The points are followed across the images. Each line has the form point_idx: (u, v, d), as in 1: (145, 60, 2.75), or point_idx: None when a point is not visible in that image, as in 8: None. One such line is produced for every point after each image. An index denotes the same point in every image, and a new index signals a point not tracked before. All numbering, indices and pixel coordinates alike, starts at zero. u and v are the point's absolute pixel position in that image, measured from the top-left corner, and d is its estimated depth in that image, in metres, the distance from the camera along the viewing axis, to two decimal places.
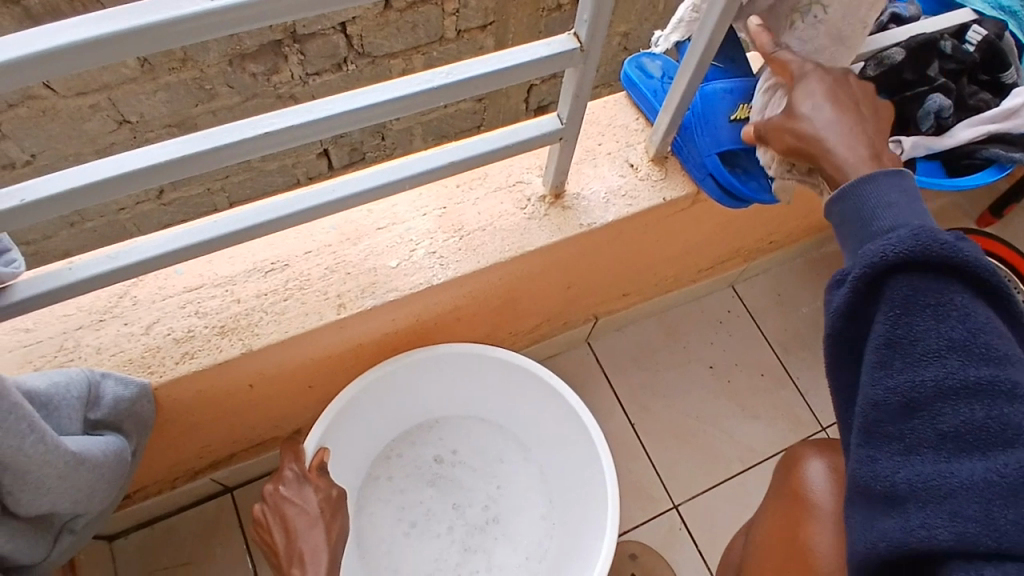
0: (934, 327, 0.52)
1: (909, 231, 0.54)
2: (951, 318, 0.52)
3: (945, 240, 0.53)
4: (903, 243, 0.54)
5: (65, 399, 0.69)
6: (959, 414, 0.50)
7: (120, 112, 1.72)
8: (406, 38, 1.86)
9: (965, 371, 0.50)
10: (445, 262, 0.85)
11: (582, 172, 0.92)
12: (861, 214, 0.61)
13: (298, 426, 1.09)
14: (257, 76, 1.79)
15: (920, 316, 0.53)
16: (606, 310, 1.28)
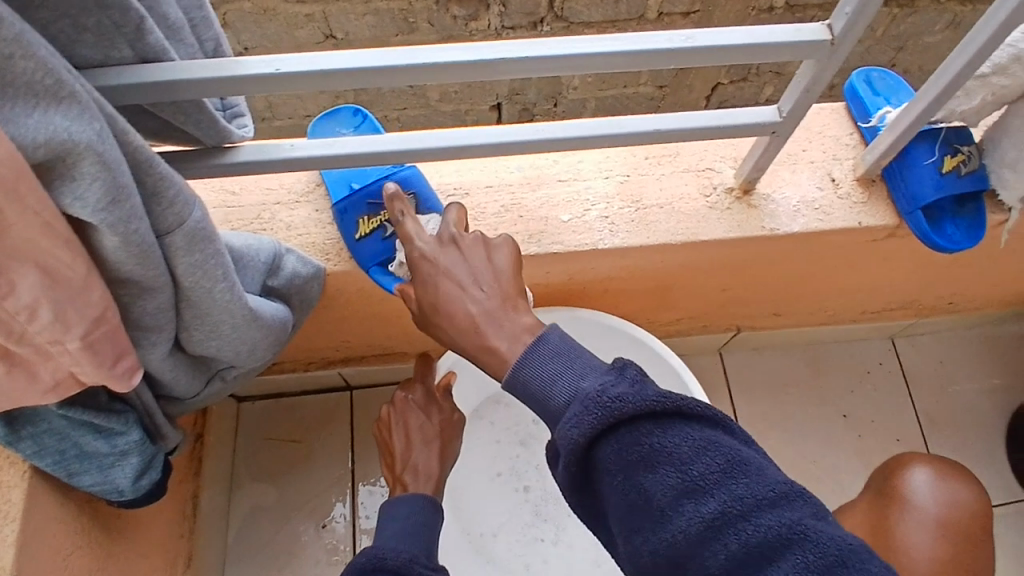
0: (699, 510, 0.48)
1: (610, 434, 0.50)
2: (676, 470, 0.49)
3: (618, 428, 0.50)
4: (623, 462, 0.49)
5: (254, 260, 0.77)
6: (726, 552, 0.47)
7: (328, 27, 1.85)
8: (606, 10, 1.84)
9: (745, 527, 0.47)
10: (615, 229, 0.84)
11: (779, 174, 0.87)
12: (647, 466, 0.49)
13: (429, 348, 1.14)
14: (457, 19, 1.85)
15: (644, 482, 0.49)
16: (751, 325, 1.22)
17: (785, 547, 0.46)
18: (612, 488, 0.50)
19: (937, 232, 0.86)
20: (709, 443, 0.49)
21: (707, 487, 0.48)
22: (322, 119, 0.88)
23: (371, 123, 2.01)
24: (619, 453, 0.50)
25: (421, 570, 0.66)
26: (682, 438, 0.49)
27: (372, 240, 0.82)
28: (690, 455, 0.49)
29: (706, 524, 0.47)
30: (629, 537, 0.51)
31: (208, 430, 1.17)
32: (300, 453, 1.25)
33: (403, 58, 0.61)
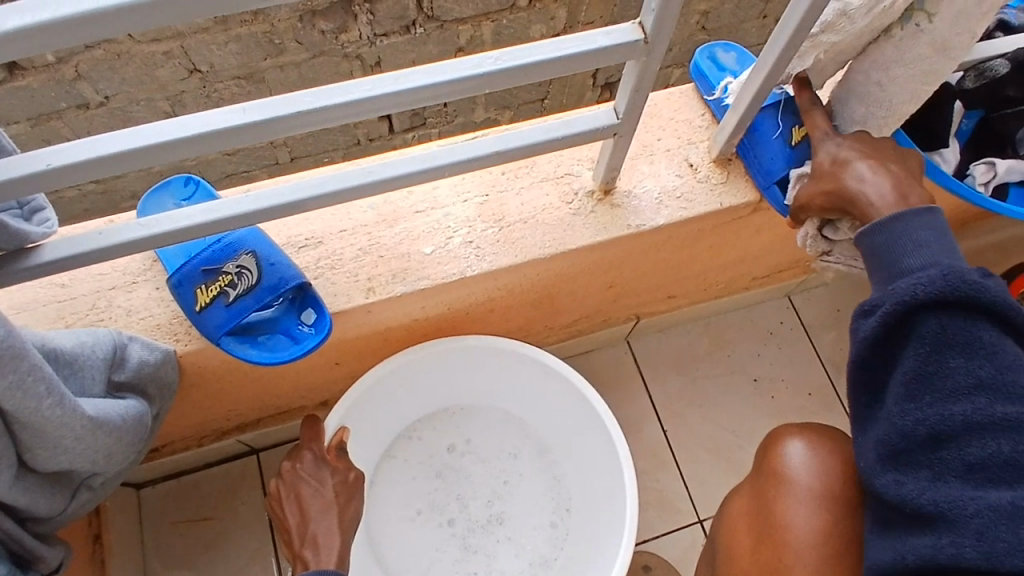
0: (966, 364, 0.57)
1: (930, 275, 0.58)
2: (991, 363, 0.56)
3: (977, 283, 0.57)
4: (936, 283, 0.58)
5: (92, 359, 0.70)
6: (990, 450, 0.54)
7: (191, 61, 1.73)
8: (477, 4, 1.80)
9: (993, 410, 0.55)
10: (481, 253, 0.81)
11: (636, 168, 0.86)
12: (888, 252, 0.66)
13: (326, 398, 1.08)
14: (326, 34, 1.76)
15: (953, 358, 0.57)
16: (650, 311, 1.23)
17: (1002, 433, 0.54)
18: (920, 341, 0.58)
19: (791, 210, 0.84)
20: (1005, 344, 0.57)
21: (966, 365, 0.57)
22: (150, 194, 0.80)
23: (259, 154, 1.93)
24: (944, 306, 0.58)
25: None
26: (999, 344, 0.57)
27: (213, 309, 0.71)
28: (994, 295, 0.57)
29: (964, 421, 0.56)
30: (879, 311, 0.60)
31: (104, 530, 1.08)
32: (212, 531, 1.17)
33: (188, 127, 0.56)
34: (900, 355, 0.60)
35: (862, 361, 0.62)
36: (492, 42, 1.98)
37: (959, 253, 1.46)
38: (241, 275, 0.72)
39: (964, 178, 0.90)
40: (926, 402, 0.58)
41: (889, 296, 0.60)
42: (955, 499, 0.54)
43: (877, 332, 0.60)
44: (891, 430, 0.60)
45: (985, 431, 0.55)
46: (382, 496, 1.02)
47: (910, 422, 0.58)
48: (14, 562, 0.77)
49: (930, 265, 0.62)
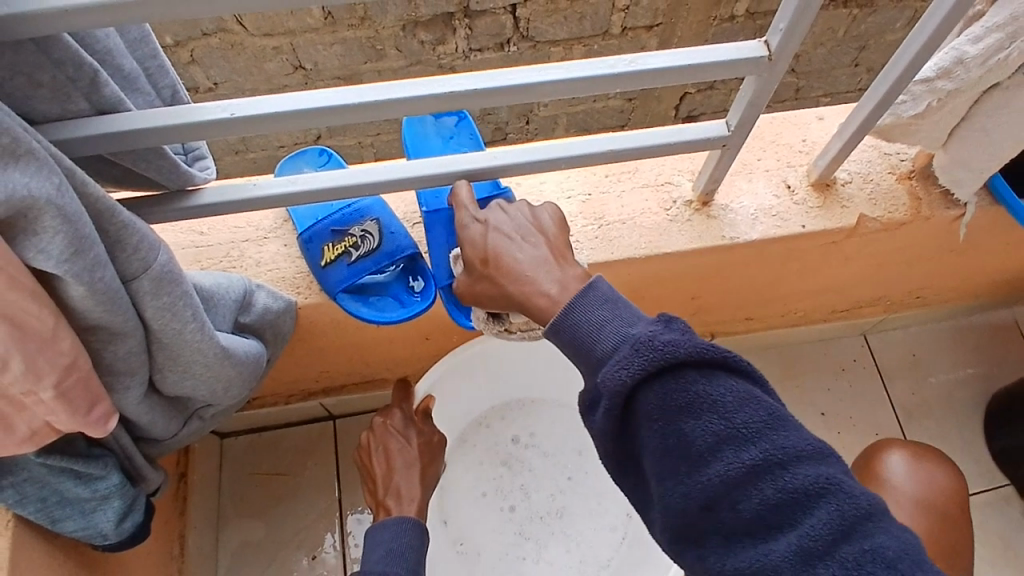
0: (697, 427, 0.52)
1: (630, 347, 0.54)
2: (721, 417, 0.52)
3: (722, 410, 0.52)
4: (632, 363, 0.53)
5: (224, 298, 0.77)
6: (757, 501, 0.50)
7: (297, 58, 1.87)
8: (571, 28, 1.88)
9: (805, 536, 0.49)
10: (579, 246, 0.86)
11: (735, 184, 0.90)
12: (580, 345, 0.59)
13: (406, 374, 1.15)
14: (424, 44, 1.87)
15: (683, 424, 0.53)
16: (723, 331, 1.25)
17: (820, 496, 0.49)
18: (649, 419, 0.54)
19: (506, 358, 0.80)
20: (752, 397, 0.53)
21: (617, 368, 0.54)
22: (287, 159, 0.88)
23: (347, 151, 2.04)
24: (658, 377, 0.53)
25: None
26: (730, 419, 0.52)
27: (336, 267, 0.77)
28: (675, 347, 0.53)
29: (728, 483, 0.51)
30: (602, 404, 0.55)
31: (189, 470, 1.17)
32: (284, 487, 1.25)
33: (352, 97, 0.63)
34: (641, 436, 0.55)
35: (609, 451, 0.58)
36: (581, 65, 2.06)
37: None
38: (365, 239, 0.77)
39: None
40: (682, 476, 0.53)
41: (600, 388, 0.55)
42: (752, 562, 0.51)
43: (606, 427, 0.56)
44: (666, 503, 0.55)
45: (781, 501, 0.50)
46: (453, 473, 1.08)
47: (677, 499, 0.53)
48: (125, 476, 0.85)
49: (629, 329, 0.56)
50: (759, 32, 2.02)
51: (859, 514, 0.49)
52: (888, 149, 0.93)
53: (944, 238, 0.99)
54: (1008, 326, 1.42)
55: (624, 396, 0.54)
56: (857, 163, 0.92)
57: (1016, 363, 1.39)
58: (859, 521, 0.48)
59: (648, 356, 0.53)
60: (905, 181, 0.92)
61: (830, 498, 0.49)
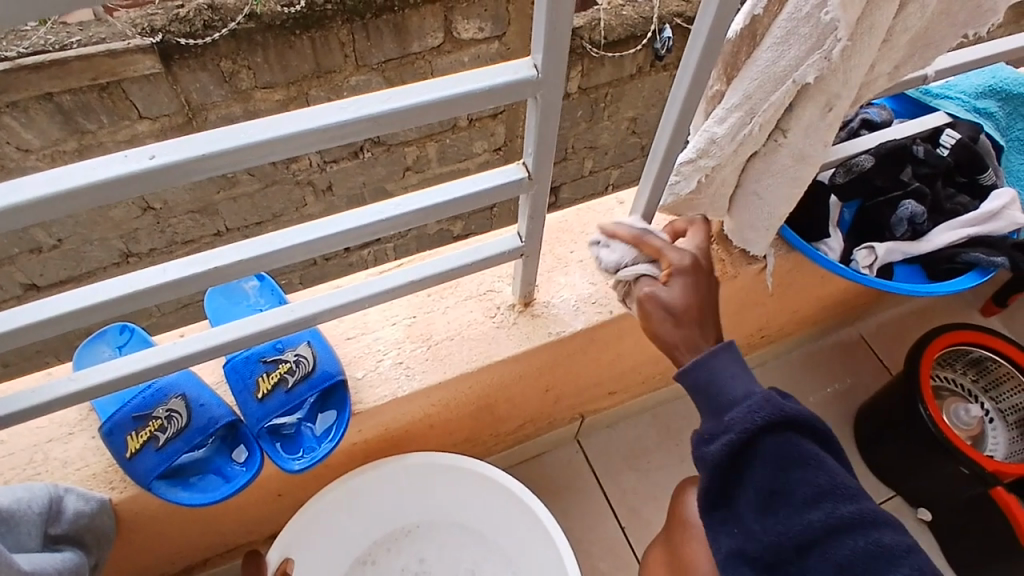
0: (804, 478, 0.63)
1: (758, 401, 0.65)
2: (822, 469, 0.63)
3: (784, 410, 0.65)
4: (761, 410, 0.65)
5: (27, 513, 0.68)
6: (817, 511, 0.62)
7: (144, 200, 1.80)
8: (420, 128, 1.93)
9: (838, 509, 0.61)
10: (410, 372, 0.85)
11: (554, 280, 0.93)
12: (710, 394, 0.69)
13: (274, 530, 1.07)
14: (276, 165, 1.85)
15: (793, 475, 0.63)
16: (593, 408, 1.27)
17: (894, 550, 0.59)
18: (762, 465, 0.64)
19: (302, 458, 0.76)
20: (775, 404, 0.65)
21: (797, 469, 0.63)
22: (85, 343, 0.83)
23: None
24: (770, 431, 0.65)
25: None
26: (829, 473, 0.63)
27: (143, 455, 0.71)
28: (794, 410, 0.65)
29: (823, 527, 0.61)
30: (721, 439, 0.65)
31: None
32: None
33: (100, 294, 0.60)
34: (747, 474, 0.65)
35: (716, 485, 0.67)
36: (437, 161, 2.11)
37: (880, 325, 1.56)
38: (172, 418, 0.73)
39: (850, 262, 1.00)
40: (774, 516, 0.64)
41: (728, 424, 0.65)
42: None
43: (722, 456, 0.65)
44: (752, 544, 0.65)
45: (868, 540, 0.60)
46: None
47: (768, 532, 0.63)
48: None
49: (748, 392, 0.67)
50: (597, 104, 2.16)
51: (906, 552, 0.59)
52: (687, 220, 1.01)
53: (759, 287, 1.06)
54: (852, 342, 1.54)
55: (756, 433, 0.64)
56: None
57: (866, 376, 1.50)
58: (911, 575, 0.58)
59: (778, 425, 0.64)
60: (708, 247, 0.99)
61: (906, 559, 0.59)
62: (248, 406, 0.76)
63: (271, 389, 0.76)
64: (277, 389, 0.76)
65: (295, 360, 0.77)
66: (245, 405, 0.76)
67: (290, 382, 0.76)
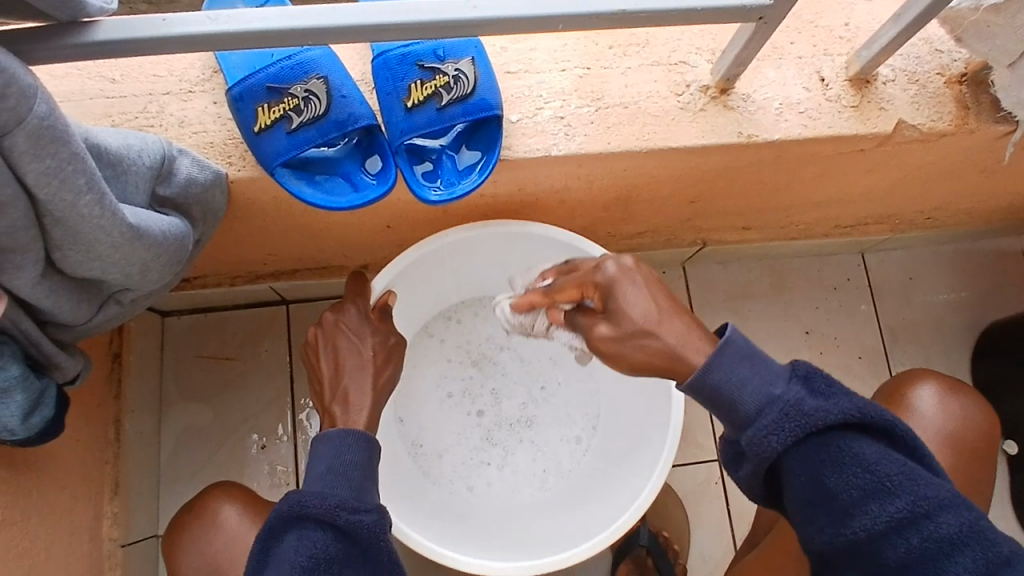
0: (844, 482, 0.57)
1: (773, 411, 0.58)
2: (866, 472, 0.57)
3: (813, 414, 0.57)
4: (781, 428, 0.58)
5: (136, 165, 0.63)
6: (903, 549, 0.56)
7: None
8: None
9: (886, 511, 0.56)
10: (571, 133, 0.72)
11: (761, 71, 0.78)
12: (719, 398, 0.59)
13: (368, 260, 1.04)
14: None
15: (829, 480, 0.57)
16: (716, 239, 1.14)
17: (962, 546, 0.55)
18: (795, 476, 0.58)
19: (438, 188, 0.66)
20: (794, 416, 0.57)
21: (783, 434, 0.58)
22: None
23: None
24: (798, 448, 0.58)
25: (346, 518, 0.57)
26: (873, 467, 0.57)
27: (272, 134, 0.63)
28: (818, 419, 0.57)
29: (887, 526, 0.56)
30: (749, 464, 0.60)
31: (125, 351, 1.04)
32: (232, 372, 1.16)
33: None
34: (784, 486, 0.60)
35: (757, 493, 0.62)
36: None
37: None
38: (309, 101, 0.63)
39: None
40: (818, 524, 0.58)
41: (745, 449, 0.59)
42: None
43: (755, 477, 0.61)
44: (812, 545, 0.60)
45: (890, 530, 0.56)
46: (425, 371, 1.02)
47: (823, 547, 0.59)
48: (28, 365, 0.70)
49: (767, 393, 0.58)
50: None
51: (998, 559, 0.55)
52: (942, 46, 0.80)
53: (982, 154, 0.87)
54: (1014, 254, 1.35)
55: (780, 454, 0.58)
56: (903, 58, 0.79)
57: (1015, 292, 1.33)
58: (1000, 566, 0.55)
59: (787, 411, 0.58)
60: (955, 85, 0.79)
61: (974, 546, 0.55)
62: (393, 113, 0.66)
63: (422, 101, 0.65)
64: (428, 105, 0.66)
65: (454, 76, 0.65)
66: (389, 115, 0.66)
67: (445, 99, 0.65)
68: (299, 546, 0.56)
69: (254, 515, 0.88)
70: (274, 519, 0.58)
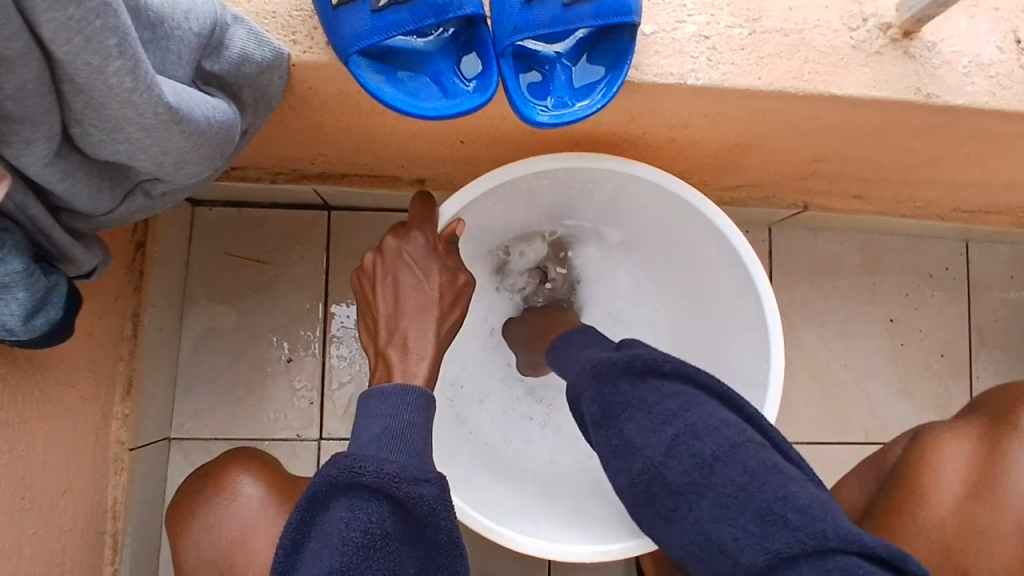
0: (641, 422, 0.58)
1: (589, 363, 0.64)
2: (650, 406, 0.58)
3: (647, 361, 0.61)
4: (595, 376, 0.63)
5: (182, 31, 0.51)
6: (679, 472, 0.54)
7: None
8: None
9: (665, 434, 0.56)
10: (716, 58, 0.58)
11: (953, 17, 0.62)
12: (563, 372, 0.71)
13: (425, 176, 0.92)
14: None
15: (624, 417, 0.59)
16: (822, 203, 0.97)
17: (754, 478, 0.52)
18: (606, 418, 0.60)
19: (549, 105, 0.54)
20: (609, 365, 0.62)
21: (642, 422, 0.58)
22: None
23: None
24: (608, 383, 0.61)
25: (406, 490, 0.52)
26: (691, 408, 0.57)
27: (355, 9, 0.50)
28: (636, 361, 0.61)
29: (665, 441, 0.56)
30: (586, 400, 0.62)
31: (149, 241, 0.94)
32: (263, 276, 1.06)
33: None
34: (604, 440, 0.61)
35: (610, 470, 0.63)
36: None
37: None
38: None
39: None
40: (626, 464, 0.58)
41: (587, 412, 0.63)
42: (710, 536, 0.52)
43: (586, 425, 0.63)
44: (621, 486, 0.59)
45: (712, 462, 0.54)
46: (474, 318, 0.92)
47: (632, 487, 0.58)
48: (35, 257, 0.59)
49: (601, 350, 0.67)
50: None
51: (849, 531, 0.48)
52: None
53: None
54: None
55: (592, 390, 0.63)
56: None
57: None
58: (808, 508, 0.50)
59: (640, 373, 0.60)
60: None
61: (771, 481, 0.51)
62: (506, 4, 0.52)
63: None
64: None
65: None
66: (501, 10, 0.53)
67: None
68: (352, 520, 0.51)
69: (278, 500, 0.75)
70: (321, 483, 0.53)
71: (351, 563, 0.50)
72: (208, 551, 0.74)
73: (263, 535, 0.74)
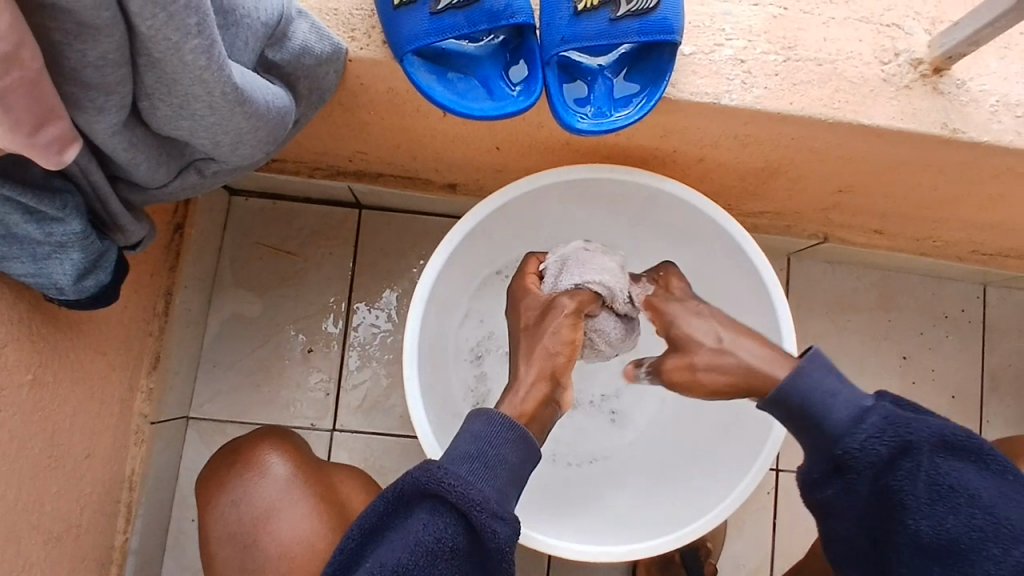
0: (923, 459, 0.60)
1: (862, 417, 0.61)
2: (918, 456, 0.60)
3: (924, 441, 0.60)
4: (877, 435, 0.60)
5: (251, 20, 0.54)
6: (970, 513, 0.58)
7: None
8: None
9: (975, 486, 0.59)
10: (750, 81, 0.61)
11: (984, 58, 0.64)
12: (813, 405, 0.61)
13: (456, 181, 0.95)
14: None
15: (911, 448, 0.60)
16: (842, 235, 0.98)
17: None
18: (872, 464, 0.60)
19: (584, 111, 0.60)
20: (903, 423, 0.60)
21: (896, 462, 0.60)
22: None
23: None
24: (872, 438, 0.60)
25: (481, 519, 0.58)
26: (965, 467, 0.60)
27: (414, 11, 0.56)
28: (919, 425, 0.60)
29: (927, 465, 0.60)
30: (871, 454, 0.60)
31: (188, 223, 0.98)
32: (292, 268, 1.09)
33: None
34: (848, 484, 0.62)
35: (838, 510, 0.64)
36: None
37: None
38: None
39: None
40: (882, 499, 0.61)
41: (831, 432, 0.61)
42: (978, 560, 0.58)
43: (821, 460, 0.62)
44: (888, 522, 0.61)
45: (962, 501, 0.59)
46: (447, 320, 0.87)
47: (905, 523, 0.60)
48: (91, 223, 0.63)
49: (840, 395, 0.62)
50: None
51: None
52: None
53: None
54: None
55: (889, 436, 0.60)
56: None
57: None
58: None
59: (901, 427, 0.60)
60: None
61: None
62: (556, 18, 0.59)
63: (594, 8, 0.58)
64: (599, 15, 0.58)
65: None
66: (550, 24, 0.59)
67: (621, 11, 0.58)
68: (428, 525, 0.59)
69: (303, 479, 0.79)
70: (411, 485, 0.60)
71: (417, 564, 0.58)
72: (231, 526, 0.77)
73: (284, 512, 0.77)
